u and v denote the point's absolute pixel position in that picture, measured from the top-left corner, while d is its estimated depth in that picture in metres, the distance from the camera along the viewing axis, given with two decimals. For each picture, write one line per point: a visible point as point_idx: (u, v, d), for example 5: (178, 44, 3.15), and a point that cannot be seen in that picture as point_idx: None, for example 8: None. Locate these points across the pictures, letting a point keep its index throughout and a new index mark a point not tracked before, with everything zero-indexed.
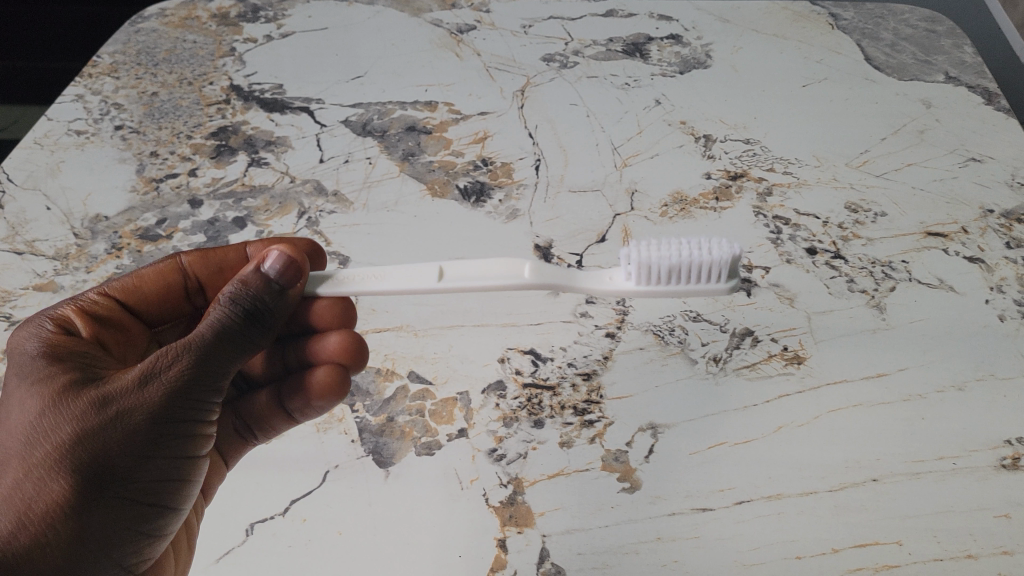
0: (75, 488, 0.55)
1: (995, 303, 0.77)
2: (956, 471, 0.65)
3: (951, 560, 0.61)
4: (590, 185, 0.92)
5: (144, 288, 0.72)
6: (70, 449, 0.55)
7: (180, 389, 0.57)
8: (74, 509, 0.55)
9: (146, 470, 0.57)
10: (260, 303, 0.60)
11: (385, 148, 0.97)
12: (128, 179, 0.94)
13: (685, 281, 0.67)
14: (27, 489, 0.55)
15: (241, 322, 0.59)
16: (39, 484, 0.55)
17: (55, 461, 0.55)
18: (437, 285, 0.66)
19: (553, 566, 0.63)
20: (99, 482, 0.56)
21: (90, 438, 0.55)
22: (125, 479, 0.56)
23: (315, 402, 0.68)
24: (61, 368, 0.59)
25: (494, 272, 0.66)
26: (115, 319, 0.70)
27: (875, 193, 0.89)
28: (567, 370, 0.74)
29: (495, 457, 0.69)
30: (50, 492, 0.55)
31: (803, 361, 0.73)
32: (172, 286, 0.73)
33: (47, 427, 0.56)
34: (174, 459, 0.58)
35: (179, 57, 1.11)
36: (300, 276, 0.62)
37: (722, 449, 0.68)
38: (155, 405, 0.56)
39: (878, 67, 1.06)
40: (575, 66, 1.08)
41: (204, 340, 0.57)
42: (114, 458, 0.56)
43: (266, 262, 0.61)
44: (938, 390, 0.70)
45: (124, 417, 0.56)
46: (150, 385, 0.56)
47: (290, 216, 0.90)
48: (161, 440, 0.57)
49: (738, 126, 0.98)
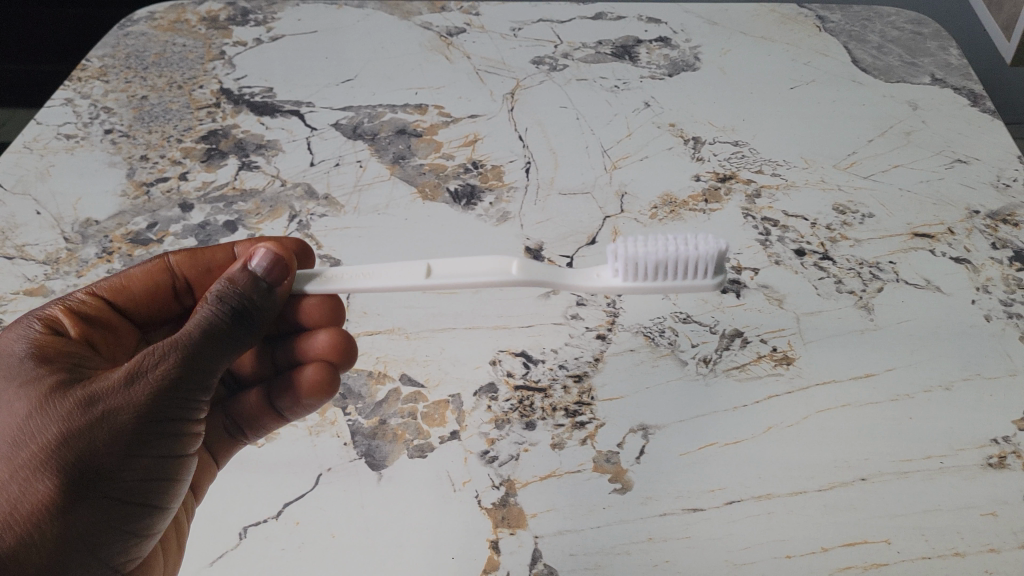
0: (61, 487, 0.55)
1: (981, 303, 0.78)
2: (944, 470, 0.66)
3: (940, 558, 0.62)
4: (580, 187, 0.92)
5: (133, 288, 0.73)
6: (57, 448, 0.55)
7: (167, 387, 0.57)
8: (60, 508, 0.55)
9: (133, 469, 0.57)
10: (246, 301, 0.61)
11: (375, 151, 0.98)
12: (118, 183, 0.94)
13: (672, 277, 0.67)
14: (13, 490, 0.55)
15: (228, 319, 0.59)
16: (26, 485, 0.55)
17: (41, 462, 0.55)
18: (426, 282, 0.66)
19: (546, 567, 0.63)
20: (86, 481, 0.56)
21: (76, 438, 0.55)
22: (112, 478, 0.57)
23: (303, 400, 0.69)
24: (49, 369, 0.59)
25: (480, 269, 0.66)
26: (103, 319, 0.71)
27: (863, 194, 0.90)
28: (558, 372, 0.74)
29: (487, 459, 0.69)
30: (36, 492, 0.55)
31: (792, 361, 0.74)
32: (161, 287, 0.74)
33: (34, 427, 0.56)
34: (161, 457, 0.58)
35: (169, 60, 1.11)
36: (287, 273, 0.64)
37: (712, 450, 0.68)
38: (141, 403, 0.57)
39: (865, 69, 1.06)
40: (565, 68, 1.08)
41: (192, 338, 0.58)
42: (100, 457, 0.56)
43: (252, 261, 0.62)
44: (926, 390, 0.71)
45: (111, 416, 0.56)
46: (137, 383, 0.57)
47: (281, 219, 0.90)
48: (148, 439, 0.57)
49: (727, 128, 0.98)
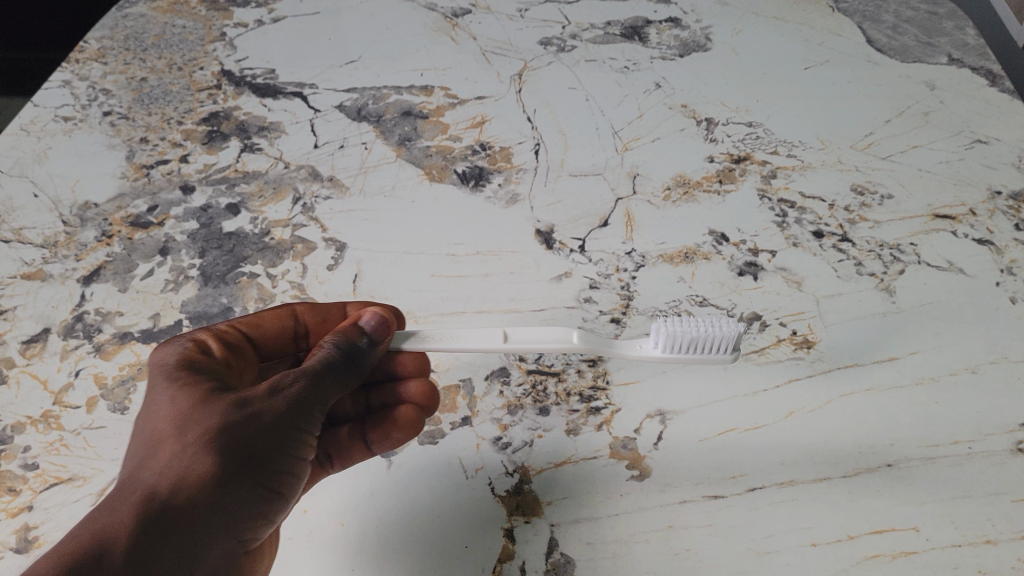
0: (218, 473, 0.54)
1: (1006, 285, 0.76)
2: (972, 455, 0.64)
3: (970, 546, 0.59)
4: (591, 169, 0.90)
5: (264, 325, 0.69)
6: (219, 436, 0.55)
7: (309, 401, 0.58)
8: (218, 492, 0.54)
9: (276, 472, 0.57)
10: (370, 347, 0.63)
11: (381, 133, 0.95)
12: (117, 165, 0.92)
13: (702, 349, 0.67)
14: (173, 466, 0.53)
15: (353, 355, 0.62)
16: (187, 463, 0.53)
17: (204, 445, 0.54)
18: (504, 344, 0.67)
19: (563, 555, 0.60)
20: (239, 472, 0.55)
21: (236, 431, 0.55)
22: (266, 477, 0.56)
23: (391, 434, 0.65)
24: (201, 376, 0.59)
25: (545, 335, 0.67)
26: (241, 350, 0.68)
27: (881, 175, 0.87)
28: (571, 356, 0.72)
29: (500, 445, 0.67)
30: (197, 469, 0.53)
31: (812, 345, 0.72)
32: (286, 329, 0.70)
33: (197, 415, 0.55)
34: (301, 462, 0.58)
35: (169, 42, 1.09)
36: (390, 334, 0.65)
37: (733, 435, 0.66)
38: (287, 412, 0.57)
39: (881, 49, 1.04)
40: (573, 50, 1.06)
41: (327, 362, 0.60)
42: (255, 453, 0.55)
43: (363, 316, 0.64)
44: (951, 373, 0.69)
45: (261, 416, 0.56)
46: (283, 393, 0.57)
47: (285, 201, 0.88)
48: (289, 445, 0.57)
49: (740, 109, 0.96)
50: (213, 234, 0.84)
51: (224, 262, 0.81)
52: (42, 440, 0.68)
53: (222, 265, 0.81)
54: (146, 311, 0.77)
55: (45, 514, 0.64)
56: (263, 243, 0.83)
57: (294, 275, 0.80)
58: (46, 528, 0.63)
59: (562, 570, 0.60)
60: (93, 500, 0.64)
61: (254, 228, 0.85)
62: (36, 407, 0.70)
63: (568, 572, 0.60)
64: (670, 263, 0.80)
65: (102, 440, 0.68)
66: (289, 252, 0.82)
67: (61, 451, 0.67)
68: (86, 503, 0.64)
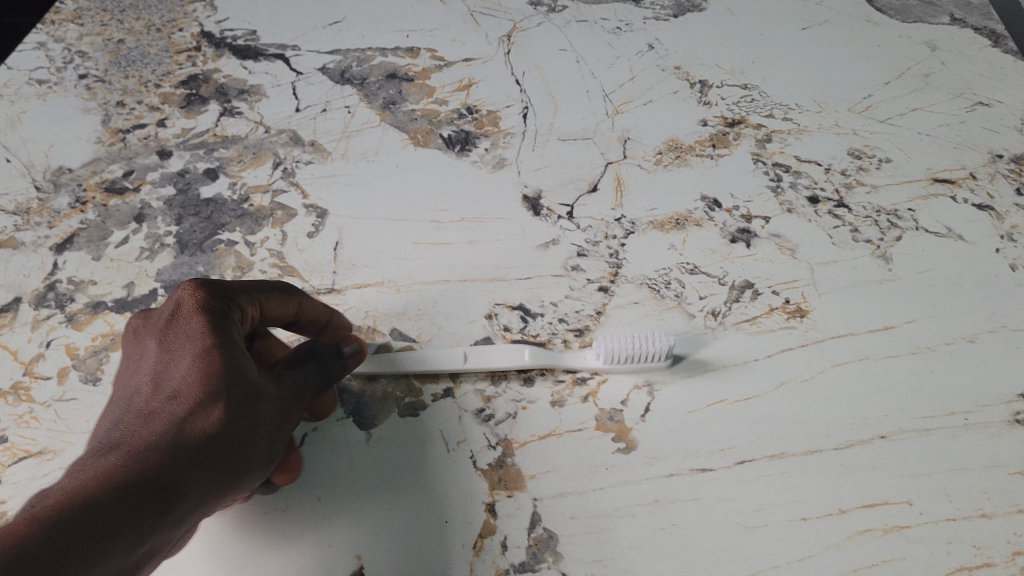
0: (239, 475, 0.51)
1: (1006, 252, 0.74)
2: (968, 427, 0.62)
3: (964, 520, 0.58)
4: (580, 133, 0.87)
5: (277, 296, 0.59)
6: (251, 437, 0.51)
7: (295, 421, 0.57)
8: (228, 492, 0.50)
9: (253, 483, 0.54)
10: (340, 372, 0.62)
11: (364, 96, 0.92)
12: (92, 130, 0.89)
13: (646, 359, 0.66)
14: (213, 452, 0.49)
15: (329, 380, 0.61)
16: (225, 455, 0.49)
17: (238, 444, 0.50)
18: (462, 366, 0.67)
19: (545, 530, 0.59)
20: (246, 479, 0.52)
21: (253, 442, 0.52)
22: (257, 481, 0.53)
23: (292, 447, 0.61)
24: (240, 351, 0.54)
25: (499, 355, 0.67)
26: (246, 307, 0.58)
27: (880, 138, 0.85)
28: (558, 326, 0.71)
29: (483, 417, 0.65)
30: (230, 465, 0.50)
31: (806, 314, 0.70)
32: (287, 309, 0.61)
33: (239, 405, 0.51)
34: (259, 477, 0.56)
35: (147, 2, 1.06)
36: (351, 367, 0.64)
37: (723, 407, 0.64)
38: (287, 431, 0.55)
39: (881, 8, 1.01)
40: (564, 10, 1.02)
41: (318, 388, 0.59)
42: (255, 470, 0.53)
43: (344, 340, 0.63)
44: (948, 342, 0.68)
45: (278, 431, 0.54)
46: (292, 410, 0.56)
47: (265, 166, 0.85)
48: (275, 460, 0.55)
49: (735, 71, 0.93)
50: (190, 200, 0.82)
51: (201, 229, 0.79)
52: (11, 413, 0.66)
53: (200, 232, 0.79)
54: (121, 280, 0.75)
55: (13, 488, 0.62)
56: (241, 209, 0.81)
57: (273, 243, 0.78)
58: (15, 502, 0.61)
59: (544, 545, 0.58)
60: (63, 474, 0.62)
61: (232, 194, 0.82)
62: (6, 379, 0.68)
63: (550, 547, 0.58)
64: (661, 230, 0.77)
65: (72, 412, 0.66)
66: (268, 219, 0.80)
67: (31, 424, 0.65)
68: (55, 477, 0.62)
